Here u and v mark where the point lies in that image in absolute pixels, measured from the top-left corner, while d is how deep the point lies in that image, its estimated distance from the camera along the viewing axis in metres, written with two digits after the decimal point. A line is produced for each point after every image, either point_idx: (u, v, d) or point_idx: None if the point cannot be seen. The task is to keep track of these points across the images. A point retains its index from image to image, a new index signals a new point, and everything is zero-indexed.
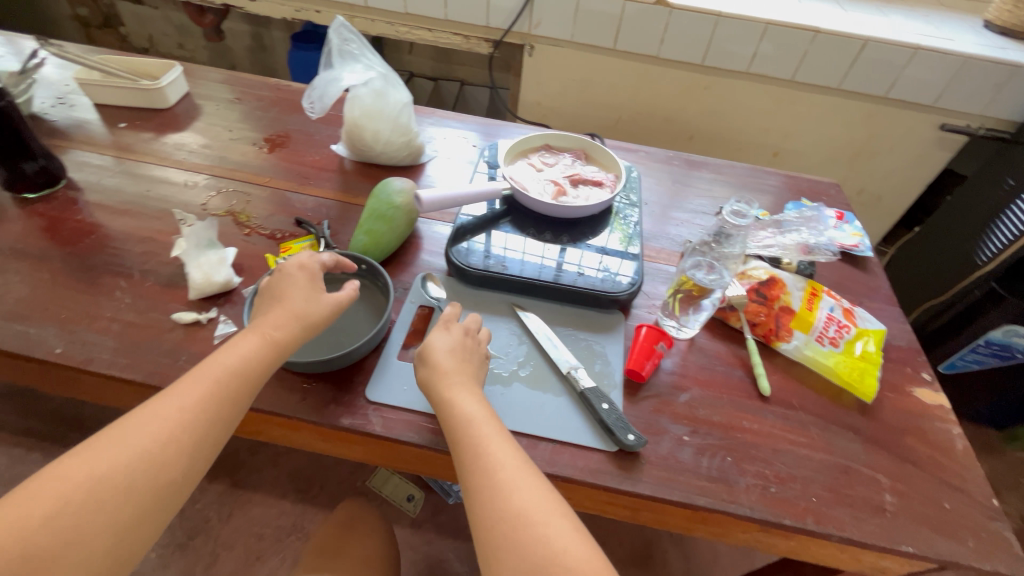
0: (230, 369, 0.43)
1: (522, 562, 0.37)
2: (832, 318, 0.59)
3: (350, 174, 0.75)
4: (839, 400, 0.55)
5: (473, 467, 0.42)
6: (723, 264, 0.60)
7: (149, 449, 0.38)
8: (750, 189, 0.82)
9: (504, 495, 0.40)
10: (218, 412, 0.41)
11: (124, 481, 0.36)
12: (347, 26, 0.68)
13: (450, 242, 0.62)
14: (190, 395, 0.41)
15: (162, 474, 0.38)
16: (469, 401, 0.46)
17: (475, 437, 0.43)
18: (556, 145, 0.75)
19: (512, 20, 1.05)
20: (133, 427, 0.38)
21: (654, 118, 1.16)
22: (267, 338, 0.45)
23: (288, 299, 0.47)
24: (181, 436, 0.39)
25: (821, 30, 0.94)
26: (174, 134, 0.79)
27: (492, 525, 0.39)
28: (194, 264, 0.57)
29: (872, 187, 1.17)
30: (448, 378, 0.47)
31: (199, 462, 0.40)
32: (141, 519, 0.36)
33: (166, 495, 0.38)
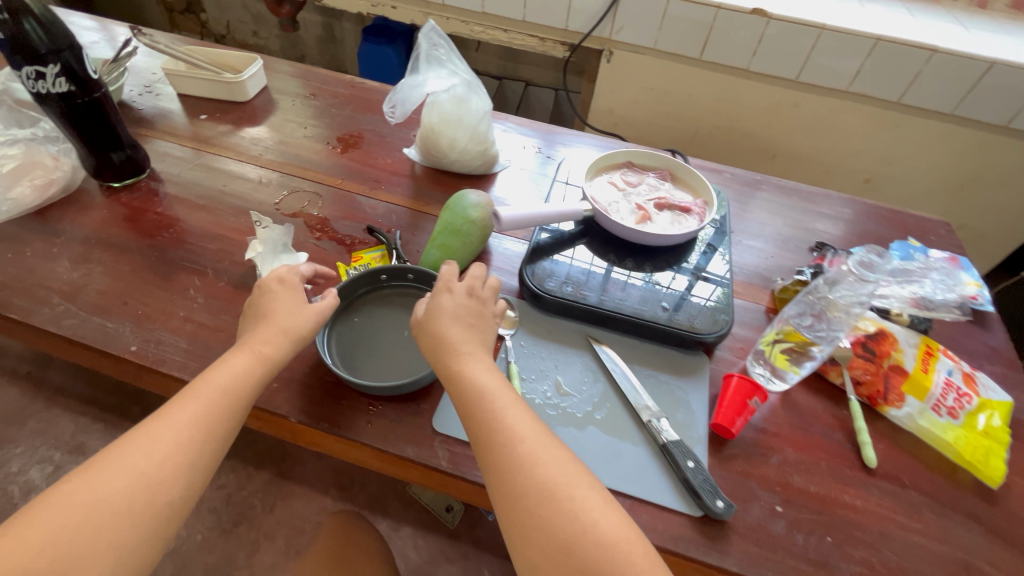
0: (222, 389, 0.42)
1: (553, 540, 0.35)
2: (951, 384, 0.51)
3: (421, 180, 0.73)
4: (956, 480, 0.48)
5: (490, 443, 0.40)
6: (835, 317, 0.52)
7: (143, 472, 0.37)
8: (848, 223, 0.75)
9: (527, 472, 0.38)
10: (212, 430, 0.40)
11: (120, 505, 0.35)
12: (437, 30, 0.66)
13: (526, 261, 0.59)
14: (184, 414, 0.40)
15: (158, 496, 0.36)
16: (480, 371, 0.43)
17: (490, 412, 0.41)
18: (640, 163, 0.70)
19: (593, 24, 1.00)
20: (129, 452, 0.37)
21: (735, 133, 1.08)
22: (257, 356, 0.44)
23: (274, 316, 0.47)
24: (175, 456, 0.38)
25: (939, 50, 0.85)
26: (251, 128, 0.79)
27: (517, 506, 0.37)
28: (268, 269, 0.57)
29: (975, 223, 1.06)
30: (456, 347, 0.45)
31: (197, 482, 0.39)
32: (143, 542, 0.35)
33: (165, 516, 0.36)
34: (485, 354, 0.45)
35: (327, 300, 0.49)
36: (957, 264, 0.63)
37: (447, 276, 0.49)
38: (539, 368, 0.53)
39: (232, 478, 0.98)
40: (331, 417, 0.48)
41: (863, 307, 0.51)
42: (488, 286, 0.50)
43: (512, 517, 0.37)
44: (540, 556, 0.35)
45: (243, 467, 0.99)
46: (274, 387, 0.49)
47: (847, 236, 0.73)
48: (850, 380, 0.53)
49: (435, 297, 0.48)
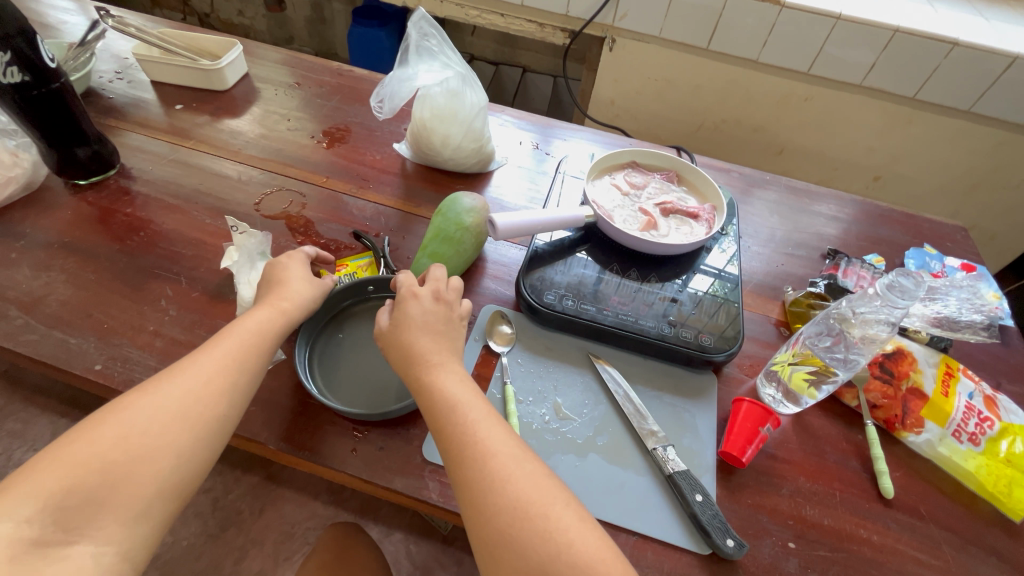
0: (255, 328, 0.42)
1: (524, 563, 0.32)
2: (972, 408, 0.49)
3: (412, 179, 0.68)
4: (977, 512, 0.45)
5: (457, 458, 0.37)
6: (861, 338, 0.46)
7: (194, 387, 0.37)
8: (862, 227, 0.71)
9: (497, 488, 0.35)
10: (252, 361, 0.41)
11: (175, 412, 0.36)
12: (428, 19, 0.60)
13: (523, 270, 0.55)
14: (228, 342, 0.40)
15: (210, 408, 0.37)
16: (453, 383, 0.40)
17: (460, 424, 0.38)
18: (644, 163, 0.66)
19: (595, 11, 0.95)
20: (180, 370, 0.38)
21: (742, 128, 1.04)
22: (284, 307, 0.45)
23: (290, 282, 0.47)
24: (221, 377, 0.38)
25: (959, 43, 0.80)
26: (231, 119, 0.74)
27: (485, 524, 0.34)
28: (245, 280, 0.52)
29: (987, 223, 1.03)
30: (426, 358, 0.41)
31: (244, 402, 0.39)
32: (196, 449, 0.36)
33: (214, 430, 0.37)
34: (456, 364, 0.42)
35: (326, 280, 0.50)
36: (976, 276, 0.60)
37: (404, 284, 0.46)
38: (537, 389, 0.49)
39: (219, 482, 0.95)
40: (314, 445, 0.44)
41: (892, 325, 0.45)
42: (453, 288, 0.46)
43: (482, 538, 0.34)
44: None
45: (230, 471, 0.96)
46: (252, 410, 0.45)
47: (861, 242, 0.69)
48: (865, 403, 0.50)
49: (395, 308, 0.44)
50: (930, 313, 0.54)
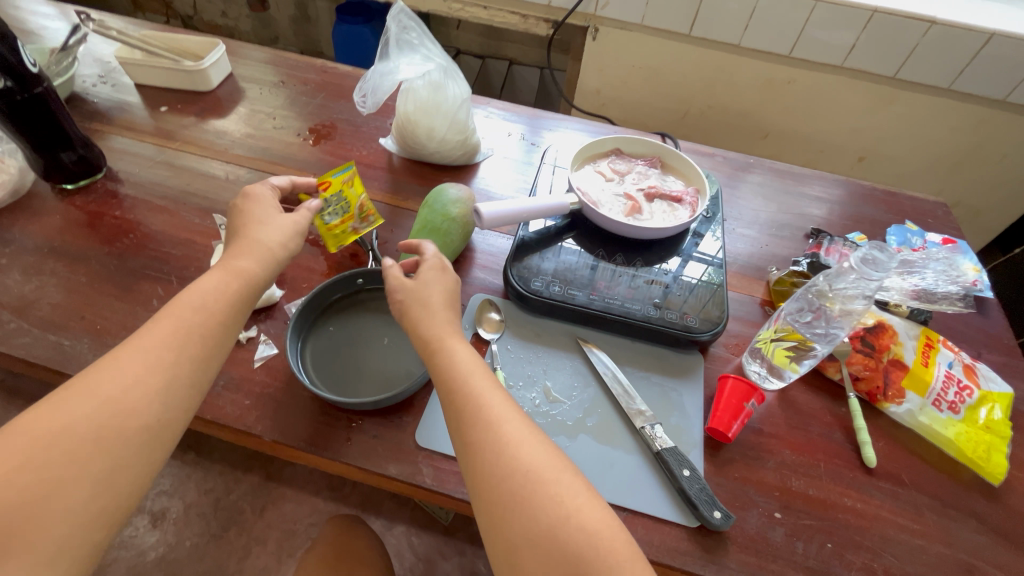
0: (186, 320, 0.40)
1: (535, 527, 0.33)
2: (952, 378, 0.50)
3: (399, 174, 0.69)
4: (958, 478, 0.47)
5: (470, 425, 0.38)
6: (840, 313, 0.47)
7: (113, 397, 0.35)
8: (845, 206, 0.73)
9: (509, 454, 0.36)
10: (180, 357, 0.38)
11: (90, 430, 0.33)
12: (407, 11, 0.60)
13: (511, 259, 0.56)
14: (155, 337, 0.38)
15: (133, 418, 0.35)
16: (467, 356, 0.41)
17: (474, 395, 0.39)
18: (628, 150, 0.66)
19: (577, 0, 0.95)
20: (96, 379, 0.35)
21: (727, 113, 1.04)
22: (233, 275, 0.44)
23: (258, 232, 0.47)
24: (148, 380, 0.36)
25: (937, 21, 0.81)
26: (217, 120, 0.75)
27: (496, 488, 0.35)
28: None
29: (971, 200, 1.04)
30: (443, 332, 0.43)
31: (177, 404, 0.37)
32: (125, 464, 0.34)
33: (144, 437, 0.35)
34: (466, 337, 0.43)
35: (305, 214, 0.51)
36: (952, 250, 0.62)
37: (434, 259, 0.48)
38: (527, 374, 0.50)
39: (220, 482, 0.96)
40: (309, 436, 0.45)
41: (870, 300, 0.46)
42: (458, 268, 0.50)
43: (491, 504, 0.35)
44: (521, 544, 0.33)
45: (231, 471, 0.97)
46: (246, 405, 0.46)
47: (844, 222, 0.70)
48: (848, 376, 0.51)
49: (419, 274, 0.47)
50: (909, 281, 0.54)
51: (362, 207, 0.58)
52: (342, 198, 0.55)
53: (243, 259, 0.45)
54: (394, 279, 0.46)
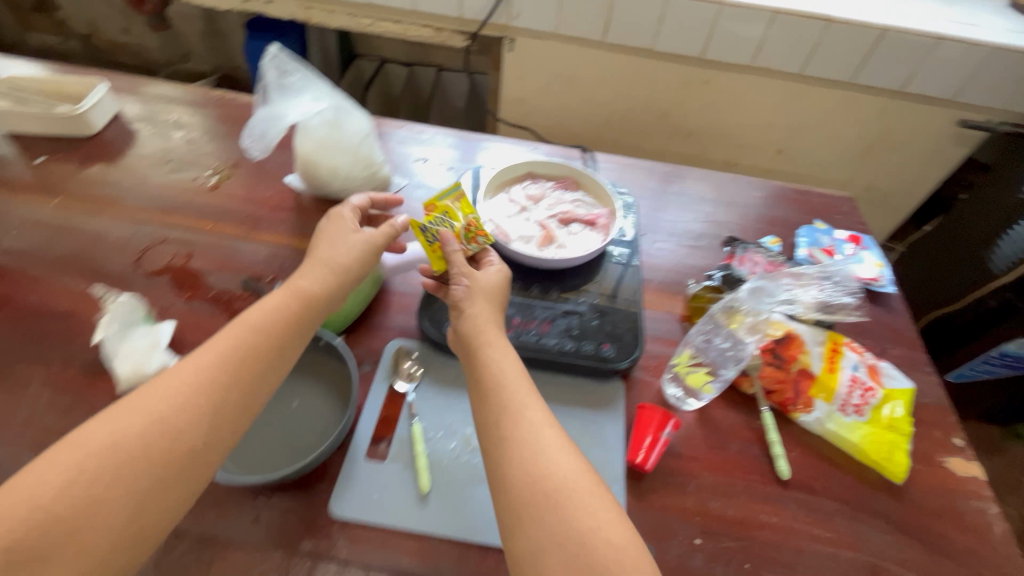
0: (249, 333, 0.43)
1: (560, 536, 0.35)
2: (856, 381, 0.52)
3: (308, 213, 0.66)
4: (865, 480, 0.49)
5: (511, 425, 0.40)
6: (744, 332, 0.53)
7: (163, 415, 0.38)
8: (759, 208, 0.74)
9: (547, 458, 0.38)
10: (231, 380, 0.41)
11: (136, 449, 0.36)
12: (281, 53, 0.57)
13: (424, 303, 0.55)
14: (208, 358, 0.41)
15: (178, 442, 0.37)
16: (506, 361, 0.44)
17: (511, 399, 0.41)
18: (542, 172, 0.65)
19: (488, 11, 0.93)
20: (150, 397, 0.38)
21: (650, 114, 1.05)
22: (295, 293, 0.47)
23: (320, 253, 0.50)
24: (196, 401, 0.39)
25: (834, 20, 0.84)
26: (103, 167, 0.69)
27: (530, 489, 0.37)
28: (124, 352, 0.48)
29: (882, 184, 1.09)
30: (483, 336, 0.46)
31: (220, 428, 0.39)
32: (161, 486, 0.36)
33: (188, 461, 0.37)
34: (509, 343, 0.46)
35: (380, 230, 0.52)
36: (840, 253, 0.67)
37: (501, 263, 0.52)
38: (447, 423, 0.49)
39: None
40: (214, 519, 0.42)
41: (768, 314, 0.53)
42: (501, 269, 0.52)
43: (516, 508, 0.37)
44: (546, 549, 0.34)
45: None
46: None
47: (758, 225, 0.72)
48: (761, 390, 0.52)
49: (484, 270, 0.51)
50: (818, 281, 0.54)
51: (468, 228, 0.52)
52: (447, 217, 0.52)
53: (306, 280, 0.48)
54: (461, 267, 0.50)
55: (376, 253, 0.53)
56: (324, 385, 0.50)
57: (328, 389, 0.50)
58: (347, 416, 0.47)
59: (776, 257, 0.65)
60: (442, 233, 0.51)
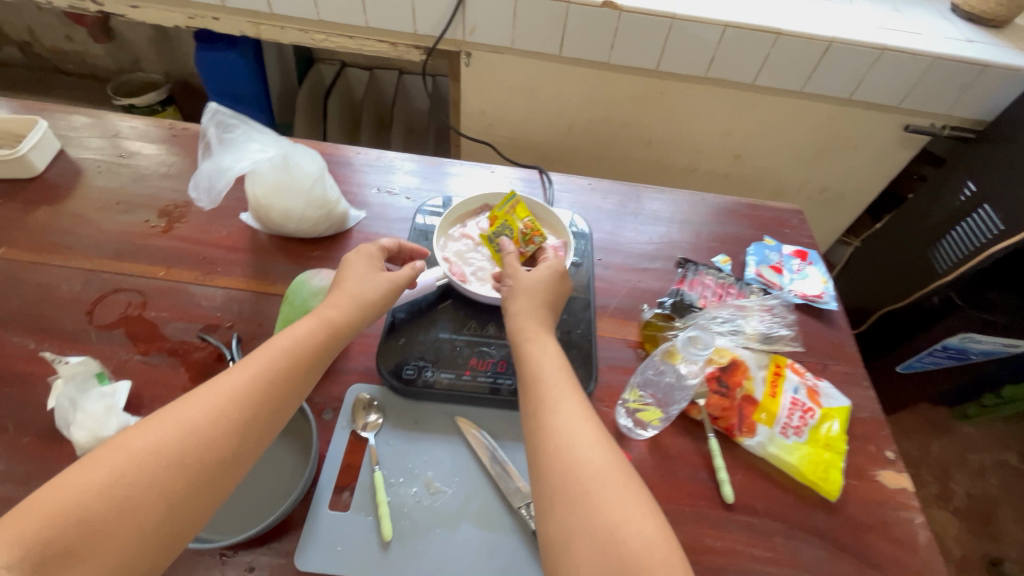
0: (285, 353, 0.46)
1: (592, 523, 0.37)
2: (796, 403, 0.56)
3: (265, 253, 0.65)
4: (803, 498, 0.52)
5: (548, 418, 0.44)
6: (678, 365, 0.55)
7: (202, 424, 0.40)
8: (711, 226, 0.77)
9: (579, 450, 0.41)
10: (265, 398, 0.44)
11: (176, 456, 0.38)
12: (219, 111, 0.56)
13: (382, 346, 0.56)
14: (244, 376, 0.44)
15: (212, 451, 0.40)
16: (550, 362, 0.48)
17: (551, 396, 0.45)
18: (497, 204, 0.67)
19: (443, 27, 0.92)
20: (189, 406, 0.41)
21: (610, 124, 1.07)
22: (324, 319, 0.49)
23: (347, 284, 0.53)
24: (232, 414, 0.42)
25: (782, 33, 0.86)
26: (48, 211, 0.67)
27: (562, 479, 0.40)
28: (85, 413, 0.47)
29: (836, 185, 1.12)
30: (531, 339, 0.50)
31: (249, 441, 0.42)
32: (193, 492, 0.39)
33: (216, 472, 0.40)
34: (550, 341, 0.50)
35: (403, 270, 0.56)
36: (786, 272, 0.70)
37: (557, 263, 0.57)
38: (408, 468, 0.50)
39: None
40: None
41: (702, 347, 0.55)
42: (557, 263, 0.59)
43: (554, 496, 0.40)
44: (580, 533, 0.37)
45: None
46: None
47: (710, 244, 0.74)
48: (708, 417, 0.55)
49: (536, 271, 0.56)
50: (765, 312, 0.60)
51: (525, 232, 0.60)
52: (507, 225, 0.61)
53: (335, 311, 0.50)
54: (513, 265, 0.56)
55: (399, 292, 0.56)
56: (283, 434, 0.50)
57: (288, 437, 0.50)
58: (308, 469, 0.47)
59: (725, 278, 0.68)
60: (502, 239, 0.59)
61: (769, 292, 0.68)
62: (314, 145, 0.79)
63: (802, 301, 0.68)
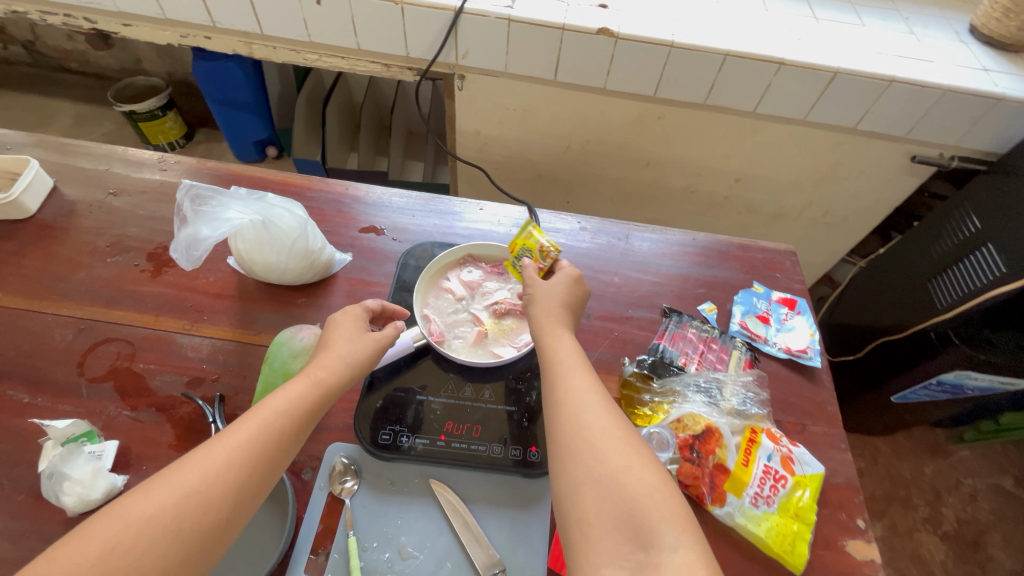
0: (284, 408, 0.45)
1: (598, 474, 0.41)
2: (769, 471, 0.56)
3: (250, 301, 0.66)
4: (769, 568, 0.53)
5: (558, 392, 0.47)
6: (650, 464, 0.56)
7: (197, 488, 0.39)
8: (700, 269, 0.76)
9: (588, 415, 0.44)
10: (264, 452, 0.42)
11: (172, 521, 0.37)
12: (190, 188, 0.57)
13: (362, 405, 0.59)
14: (240, 436, 0.42)
15: (207, 516, 0.38)
16: (564, 343, 0.52)
17: (561, 368, 0.49)
18: (480, 254, 0.69)
19: (434, 52, 0.90)
20: (185, 471, 0.39)
21: (606, 145, 1.05)
22: (314, 379, 0.48)
23: (335, 345, 0.52)
24: (227, 476, 0.40)
25: (785, 62, 0.82)
26: (41, 253, 0.69)
27: (572, 438, 0.43)
28: (76, 475, 0.49)
29: (839, 209, 1.09)
30: (547, 321, 0.54)
31: (243, 505, 0.40)
32: (184, 562, 0.37)
33: (210, 536, 0.38)
34: (565, 327, 0.54)
35: (386, 331, 0.55)
36: (769, 323, 0.70)
37: (570, 270, 0.60)
38: (382, 531, 0.52)
39: None
40: None
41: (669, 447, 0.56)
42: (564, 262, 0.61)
43: (562, 454, 0.43)
44: (587, 483, 0.41)
45: None
46: None
47: (697, 290, 0.74)
48: (678, 483, 0.56)
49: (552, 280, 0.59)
50: (739, 384, 0.62)
51: (541, 248, 0.61)
52: (524, 250, 0.63)
53: (325, 369, 0.49)
54: (531, 278, 0.59)
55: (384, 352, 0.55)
56: None
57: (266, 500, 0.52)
58: (285, 533, 0.50)
59: (708, 332, 0.68)
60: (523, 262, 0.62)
61: (752, 345, 0.68)
62: (302, 180, 0.79)
63: (786, 355, 0.68)
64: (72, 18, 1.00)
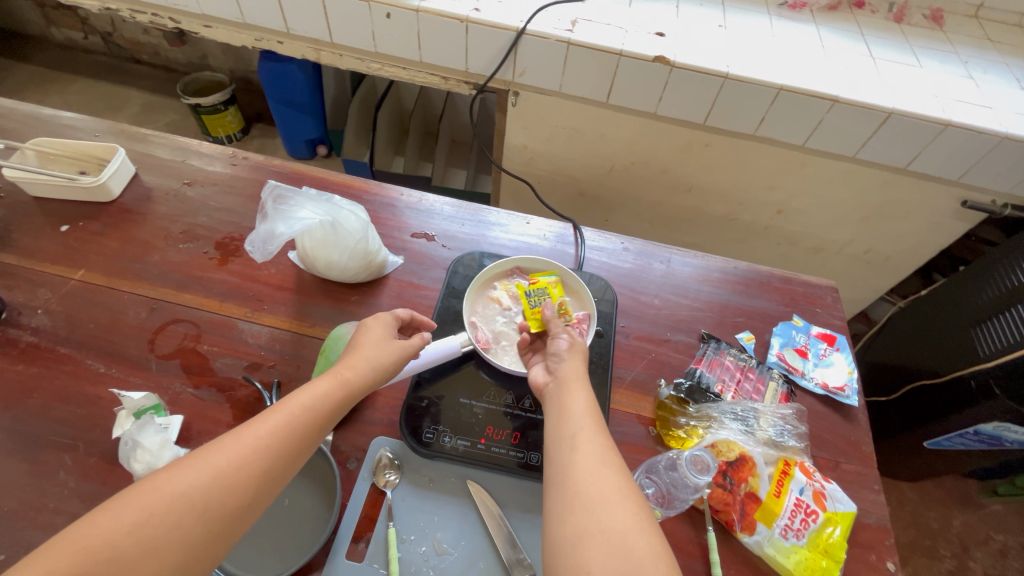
0: (312, 402, 0.47)
1: (608, 527, 0.40)
2: (799, 505, 0.56)
3: (308, 295, 0.70)
4: None
5: (573, 441, 0.46)
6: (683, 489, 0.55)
7: (225, 471, 0.41)
8: (739, 298, 0.77)
9: (601, 469, 0.43)
10: (286, 446, 0.44)
11: (200, 501, 0.39)
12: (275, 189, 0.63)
13: (409, 401, 0.62)
14: (266, 429, 0.44)
15: (230, 500, 0.41)
16: (580, 394, 0.51)
17: (575, 419, 0.48)
18: (529, 268, 0.73)
19: (493, 68, 0.94)
20: (215, 454, 0.42)
21: (650, 169, 1.07)
22: (340, 379, 0.50)
23: (363, 348, 0.54)
24: (253, 463, 0.42)
25: (839, 100, 0.83)
26: (122, 236, 0.74)
27: (583, 486, 0.42)
28: (149, 444, 0.53)
29: (882, 248, 1.09)
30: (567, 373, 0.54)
31: (264, 492, 0.43)
32: (207, 542, 0.39)
33: (233, 519, 0.41)
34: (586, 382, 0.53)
35: (413, 340, 0.58)
36: (807, 357, 0.71)
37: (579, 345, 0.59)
38: (419, 525, 0.54)
39: None
40: None
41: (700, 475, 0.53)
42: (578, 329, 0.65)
43: (568, 504, 0.42)
44: (593, 537, 0.39)
45: None
46: None
47: (736, 318, 0.75)
48: (708, 507, 0.57)
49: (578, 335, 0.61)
50: (776, 416, 0.63)
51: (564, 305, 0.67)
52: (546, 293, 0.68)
53: (352, 370, 0.51)
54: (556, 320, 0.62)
55: (410, 356, 0.57)
56: (309, 480, 0.55)
57: (315, 486, 0.55)
58: (331, 518, 0.52)
59: (745, 361, 0.69)
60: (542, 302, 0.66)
61: (788, 378, 0.69)
62: (360, 183, 0.83)
63: (823, 390, 0.68)
64: (158, 17, 1.07)
